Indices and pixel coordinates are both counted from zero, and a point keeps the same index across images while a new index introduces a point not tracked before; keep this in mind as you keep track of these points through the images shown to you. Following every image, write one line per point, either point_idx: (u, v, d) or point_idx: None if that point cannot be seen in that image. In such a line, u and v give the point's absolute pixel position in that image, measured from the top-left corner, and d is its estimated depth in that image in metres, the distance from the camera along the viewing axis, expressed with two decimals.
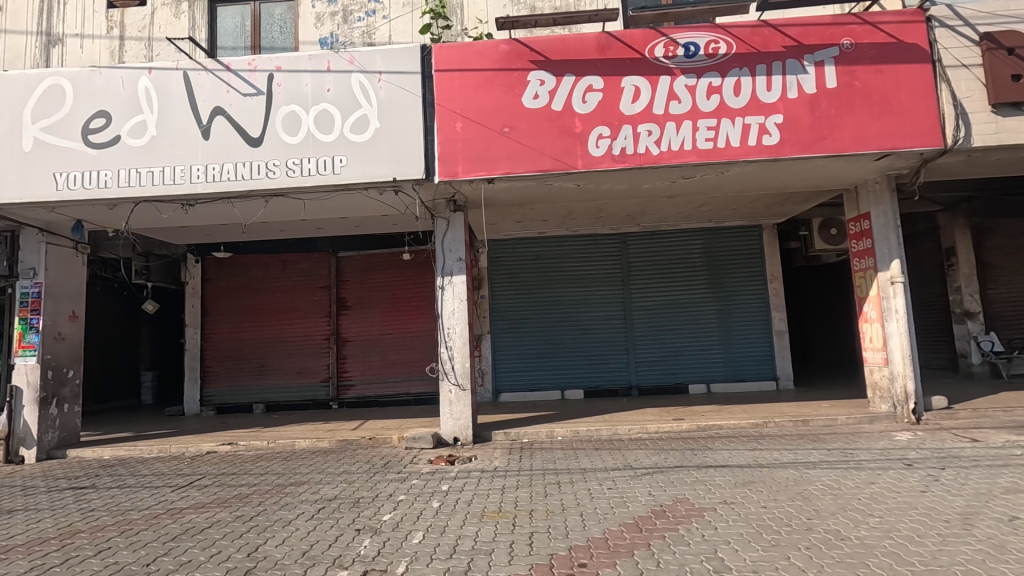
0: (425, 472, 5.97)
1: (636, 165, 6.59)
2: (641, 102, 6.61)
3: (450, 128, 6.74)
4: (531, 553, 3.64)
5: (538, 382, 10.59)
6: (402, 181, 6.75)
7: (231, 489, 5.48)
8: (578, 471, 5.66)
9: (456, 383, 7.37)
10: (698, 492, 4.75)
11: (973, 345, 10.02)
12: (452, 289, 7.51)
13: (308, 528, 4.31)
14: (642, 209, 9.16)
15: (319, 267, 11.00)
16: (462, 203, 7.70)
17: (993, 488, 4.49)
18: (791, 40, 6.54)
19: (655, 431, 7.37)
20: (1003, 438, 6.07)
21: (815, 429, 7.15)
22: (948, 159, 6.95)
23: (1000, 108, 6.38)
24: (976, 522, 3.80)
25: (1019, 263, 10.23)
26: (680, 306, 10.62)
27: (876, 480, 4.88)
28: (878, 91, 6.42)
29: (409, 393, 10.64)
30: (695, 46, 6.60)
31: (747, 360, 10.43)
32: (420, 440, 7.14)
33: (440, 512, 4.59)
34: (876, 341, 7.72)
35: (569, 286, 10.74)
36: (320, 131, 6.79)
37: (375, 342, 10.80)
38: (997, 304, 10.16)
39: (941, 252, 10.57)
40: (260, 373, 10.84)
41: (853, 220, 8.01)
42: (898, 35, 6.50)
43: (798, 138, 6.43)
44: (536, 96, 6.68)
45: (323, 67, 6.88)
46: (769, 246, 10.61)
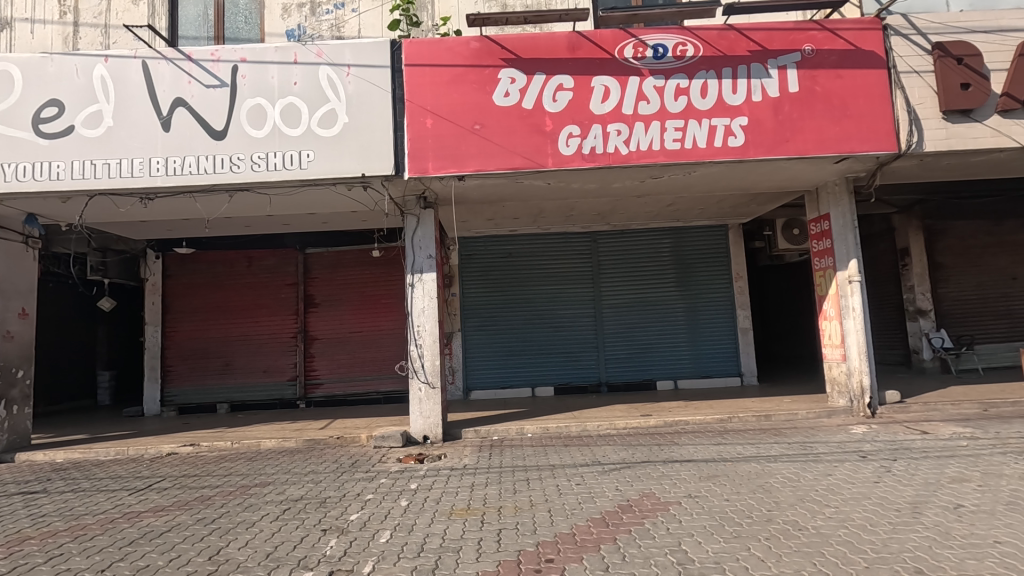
0: (393, 472, 5.92)
1: (605, 165, 6.66)
2: (611, 102, 6.68)
3: (420, 124, 6.68)
4: (499, 550, 3.66)
5: (508, 380, 10.61)
6: (371, 176, 6.66)
7: (192, 492, 5.33)
8: (547, 468, 5.69)
9: (425, 381, 7.33)
10: (665, 487, 4.84)
11: (924, 342, 10.46)
12: (422, 286, 7.45)
13: (272, 529, 4.23)
14: (612, 208, 9.28)
15: (286, 264, 10.77)
16: (433, 199, 7.67)
17: (940, 478, 4.71)
18: (756, 45, 6.70)
19: (622, 427, 7.49)
20: (951, 431, 6.36)
21: (777, 423, 7.37)
22: (903, 163, 7.23)
23: (950, 115, 6.66)
24: (924, 511, 3.98)
25: (968, 263, 10.70)
26: (649, 304, 10.78)
27: (833, 472, 5.06)
28: (838, 96, 6.64)
29: (378, 391, 10.53)
30: (663, 47, 6.70)
31: (714, 356, 10.66)
32: (389, 439, 7.08)
33: (408, 511, 4.56)
34: (834, 338, 7.98)
35: (540, 284, 10.79)
36: (286, 125, 6.66)
37: (343, 340, 10.65)
38: (947, 302, 10.61)
39: (896, 253, 11.00)
40: (224, 373, 10.57)
41: (814, 220, 8.27)
42: (857, 42, 6.73)
43: (762, 140, 6.60)
44: (507, 94, 6.69)
45: (290, 59, 6.74)
46: (735, 245, 10.87)
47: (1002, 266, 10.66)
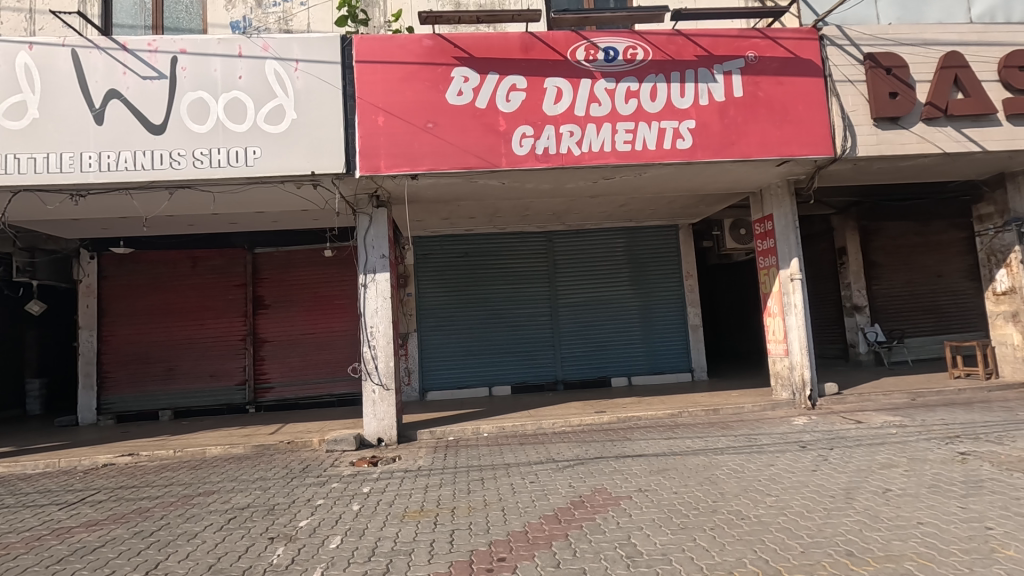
0: (346, 475, 5.81)
1: (558, 165, 6.73)
2: (563, 103, 6.75)
3: (371, 122, 6.56)
4: (452, 551, 3.65)
5: (465, 379, 10.58)
6: (321, 175, 6.51)
7: (129, 504, 5.07)
8: (502, 467, 5.72)
9: (379, 383, 7.22)
10: (616, 481, 4.95)
11: (861, 336, 11.04)
12: (375, 287, 7.34)
13: (216, 539, 4.08)
14: (567, 208, 9.40)
15: (233, 265, 10.40)
16: (385, 198, 7.55)
17: (871, 465, 4.99)
18: (702, 50, 6.91)
19: (577, 423, 7.59)
20: (882, 420, 6.76)
21: (725, 416, 7.65)
22: (838, 167, 7.62)
23: (880, 122, 7.07)
24: (856, 496, 4.22)
25: (899, 262, 11.37)
26: (603, 302, 10.96)
27: (775, 462, 5.28)
28: (779, 101, 6.93)
29: (332, 393, 10.30)
30: (614, 50, 6.82)
31: (666, 352, 10.95)
32: (342, 442, 6.94)
33: (360, 515, 4.49)
34: (778, 334, 8.32)
35: (496, 283, 10.81)
36: (231, 121, 6.42)
37: (295, 341, 10.38)
38: (880, 298, 11.26)
39: (835, 252, 11.57)
40: (167, 378, 10.10)
41: (758, 221, 8.59)
42: (796, 51, 7.04)
43: (708, 143, 6.81)
44: (460, 93, 6.66)
45: (234, 52, 6.50)
46: (685, 245, 11.19)
47: (929, 265, 11.38)
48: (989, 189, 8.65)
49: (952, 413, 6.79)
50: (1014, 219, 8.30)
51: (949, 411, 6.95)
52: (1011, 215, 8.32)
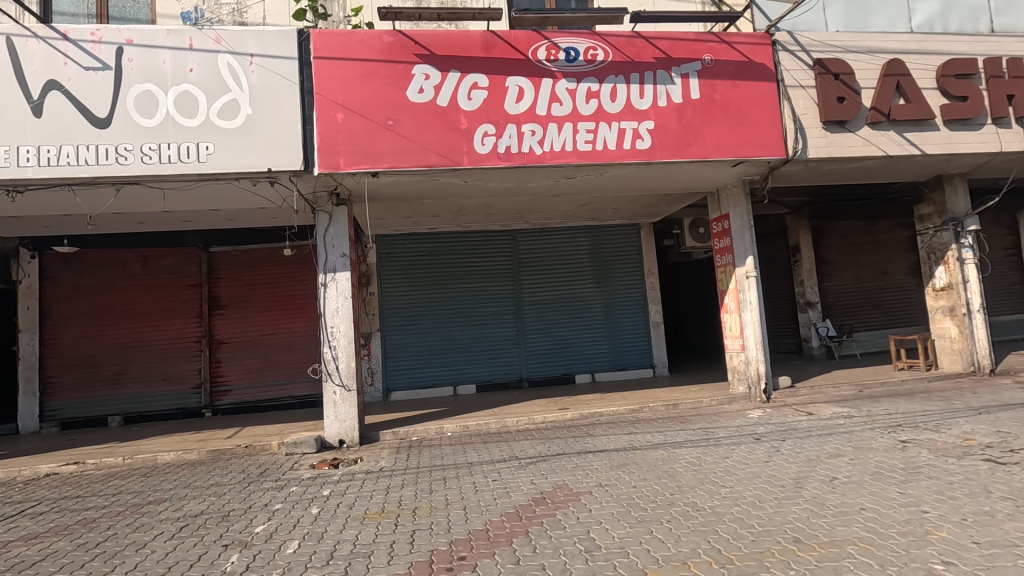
0: (305, 478, 5.70)
1: (520, 164, 6.76)
2: (525, 102, 6.78)
3: (330, 118, 6.45)
4: (412, 551, 3.63)
5: (429, 379, 10.51)
6: (278, 172, 6.36)
7: (73, 515, 4.84)
8: (465, 466, 5.71)
9: (340, 384, 7.10)
10: (577, 477, 5.02)
11: (813, 331, 11.48)
12: (335, 286, 7.21)
13: (167, 549, 3.95)
14: (531, 207, 9.44)
15: (187, 264, 10.05)
16: (345, 196, 7.43)
17: (820, 454, 5.21)
18: (661, 52, 7.04)
19: (541, 421, 7.65)
20: (831, 411, 7.05)
21: (684, 411, 7.84)
22: (790, 168, 7.89)
23: (829, 125, 7.36)
24: (805, 485, 4.39)
25: (848, 260, 11.86)
26: (567, 300, 11.06)
27: (730, 454, 5.45)
28: (735, 104, 7.12)
29: (293, 395, 10.10)
30: (575, 51, 6.89)
31: (629, 349, 11.13)
32: (302, 445, 6.81)
33: (319, 518, 4.41)
34: (734, 330, 8.57)
35: (460, 282, 10.77)
36: (181, 115, 6.20)
37: (254, 343, 10.12)
38: (831, 295, 11.72)
39: (789, 250, 11.98)
40: (117, 382, 9.69)
41: (716, 220, 8.82)
42: (750, 55, 7.25)
43: (666, 144, 6.95)
44: (420, 90, 6.61)
45: (184, 44, 6.28)
46: (647, 244, 11.40)
47: (876, 262, 11.91)
48: (929, 190, 9.10)
49: (895, 404, 7.13)
50: (951, 219, 8.74)
51: (893, 402, 7.30)
52: (949, 215, 8.76)
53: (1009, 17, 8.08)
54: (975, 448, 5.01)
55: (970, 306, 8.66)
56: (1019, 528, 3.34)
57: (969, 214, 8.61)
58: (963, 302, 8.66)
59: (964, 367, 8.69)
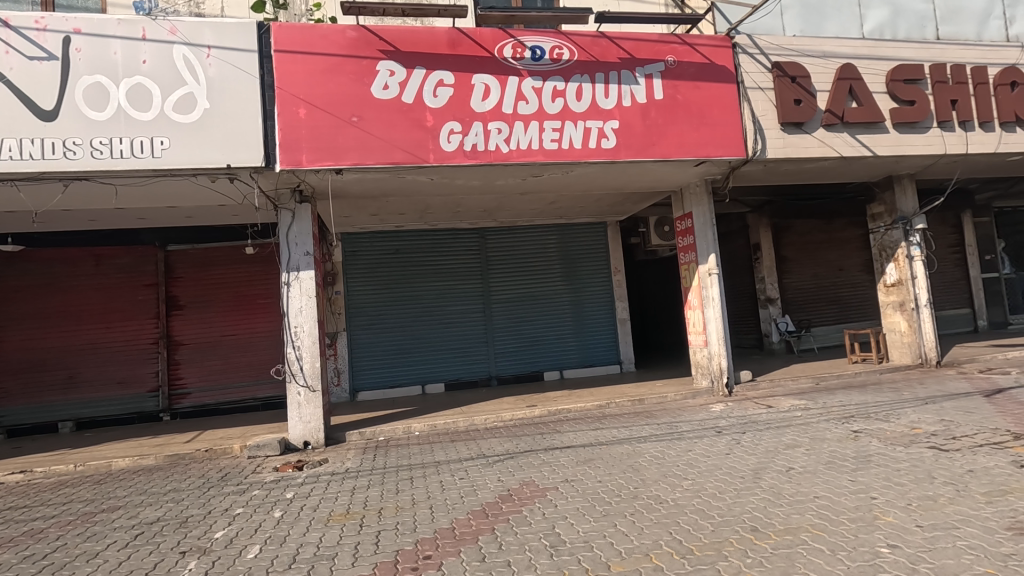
0: (268, 481, 5.58)
1: (486, 163, 6.76)
2: (491, 100, 6.78)
3: (292, 114, 6.31)
4: (376, 552, 3.60)
5: (397, 378, 10.41)
6: (237, 169, 6.20)
7: (18, 526, 4.62)
8: (432, 465, 5.68)
9: (305, 385, 6.98)
10: (544, 474, 5.05)
11: (773, 326, 11.83)
12: (299, 285, 7.07)
13: (121, 558, 3.81)
14: (498, 205, 9.45)
15: (143, 263, 9.69)
16: (309, 193, 7.29)
17: (778, 446, 5.38)
18: (625, 53, 7.13)
19: (509, 418, 7.68)
20: (789, 404, 7.28)
21: (649, 406, 7.99)
22: (750, 168, 8.10)
23: (786, 126, 7.59)
24: (763, 475, 4.53)
25: (806, 257, 12.26)
26: (535, 298, 11.11)
27: (693, 447, 5.58)
28: (697, 105, 7.28)
29: (256, 397, 9.88)
30: (541, 50, 6.92)
31: (596, 346, 11.26)
32: (265, 447, 6.67)
33: (281, 522, 4.33)
34: (698, 326, 8.76)
35: (428, 280, 10.70)
36: (134, 108, 5.98)
37: (215, 344, 9.85)
38: (790, 291, 12.10)
39: (750, 247, 12.31)
40: (68, 387, 9.28)
41: (680, 218, 8.99)
42: (712, 57, 7.41)
43: (631, 143, 7.06)
44: (385, 86, 6.53)
45: (137, 34, 6.05)
46: (614, 242, 11.55)
47: (832, 260, 12.35)
48: (881, 190, 9.48)
49: (849, 396, 7.42)
50: (901, 218, 9.12)
51: (847, 394, 7.60)
52: (899, 214, 9.15)
53: (954, 25, 8.46)
54: (922, 437, 5.26)
55: (918, 301, 9.06)
56: (959, 512, 3.53)
57: (917, 213, 9.01)
58: (911, 297, 9.06)
59: (913, 359, 9.10)
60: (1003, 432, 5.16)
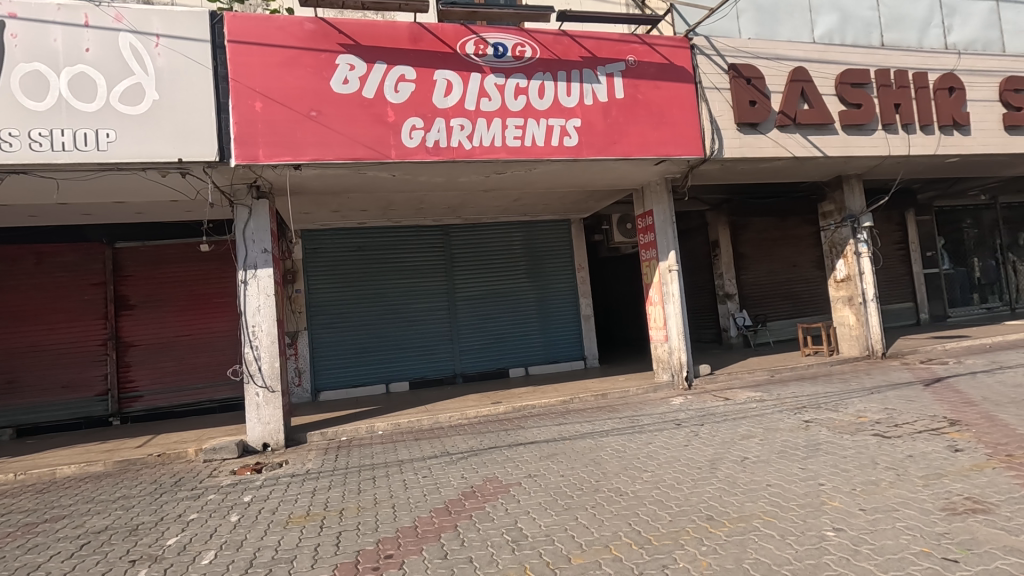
0: (225, 485, 5.43)
1: (448, 159, 6.72)
2: (453, 96, 6.74)
3: (248, 107, 6.14)
4: (336, 554, 3.55)
5: (360, 377, 10.27)
6: (190, 163, 5.99)
7: None
8: (395, 464, 5.64)
9: (264, 386, 6.81)
10: (507, 470, 5.07)
11: (732, 321, 12.18)
12: (256, 284, 6.88)
13: (64, 570, 3.64)
14: (462, 202, 9.42)
15: (89, 261, 9.25)
16: (266, 189, 7.11)
17: (734, 436, 5.56)
18: (587, 52, 7.20)
19: (473, 415, 7.68)
20: (745, 396, 7.52)
21: (612, 400, 8.12)
22: (708, 167, 8.31)
23: (742, 127, 7.82)
24: (719, 465, 4.68)
25: (762, 254, 12.66)
26: (500, 295, 11.13)
27: (653, 440, 5.71)
28: (656, 104, 7.41)
29: (213, 399, 9.59)
30: (503, 47, 6.91)
31: (561, 342, 11.36)
32: (222, 451, 6.46)
33: (238, 526, 4.22)
34: (658, 322, 8.94)
35: (391, 278, 10.58)
36: (77, 99, 5.69)
37: (168, 345, 9.50)
38: (747, 287, 12.48)
39: (709, 244, 12.62)
40: (7, 392, 8.77)
41: (641, 216, 9.15)
42: (671, 58, 7.56)
43: (593, 141, 7.14)
44: (345, 81, 6.42)
45: (79, 21, 5.76)
46: (577, 239, 11.66)
47: (786, 256, 12.79)
48: (831, 190, 9.87)
49: (801, 387, 7.72)
50: (849, 216, 9.51)
51: (800, 385, 7.91)
52: (847, 213, 9.53)
53: (897, 32, 8.86)
54: (867, 425, 5.52)
55: (865, 295, 9.47)
56: (899, 495, 3.72)
57: (865, 211, 9.40)
58: (859, 292, 9.45)
59: (860, 351, 9.52)
60: (940, 418, 5.47)
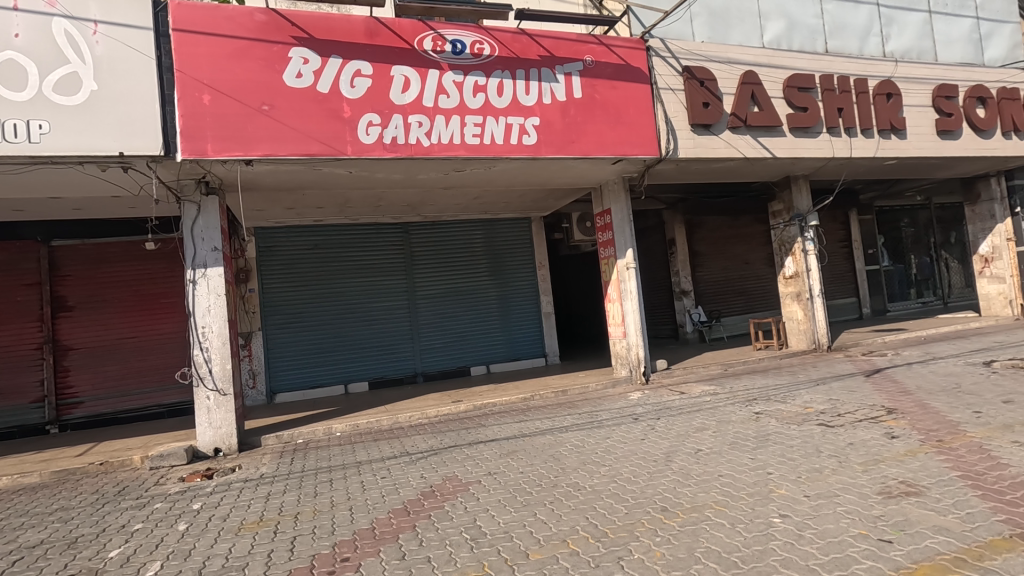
0: (172, 493, 5.22)
1: (406, 156, 6.64)
2: (411, 93, 6.66)
3: (196, 100, 5.90)
4: (291, 559, 3.47)
5: (318, 378, 10.04)
6: (132, 157, 5.72)
7: None
8: (353, 466, 5.54)
9: (215, 388, 6.58)
10: (467, 468, 5.06)
11: (688, 317, 12.50)
12: (206, 283, 6.64)
13: None
14: (421, 200, 9.33)
15: (22, 260, 8.70)
16: (216, 185, 6.85)
17: (689, 429, 5.72)
18: (545, 50, 7.24)
19: (434, 414, 7.63)
20: (700, 390, 7.75)
21: (572, 396, 8.21)
22: (664, 167, 8.50)
23: (696, 128, 8.03)
24: (674, 458, 4.80)
25: (716, 252, 13.04)
26: (461, 293, 11.08)
27: (611, 435, 5.81)
28: (613, 104, 7.53)
29: (161, 404, 9.20)
30: (461, 44, 6.87)
31: (522, 339, 11.41)
32: (170, 457, 6.19)
33: (186, 535, 4.07)
34: (617, 318, 9.08)
35: (349, 276, 10.39)
36: (6, 87, 5.35)
37: (111, 348, 9.05)
38: (702, 284, 12.83)
39: (666, 243, 12.91)
40: None
41: (599, 215, 9.27)
42: (627, 59, 7.69)
43: (552, 140, 7.20)
44: (299, 75, 6.26)
45: (7, 3, 5.40)
46: (538, 237, 11.71)
47: (739, 254, 13.23)
48: (780, 190, 10.25)
49: (752, 380, 8.01)
50: (797, 215, 9.90)
51: (751, 378, 8.19)
52: (795, 212, 9.92)
53: (840, 40, 9.27)
54: (813, 415, 5.77)
55: (812, 291, 9.88)
56: (840, 481, 3.91)
57: (811, 211, 9.80)
58: (806, 288, 9.85)
59: (808, 344, 9.93)
60: (879, 408, 5.77)
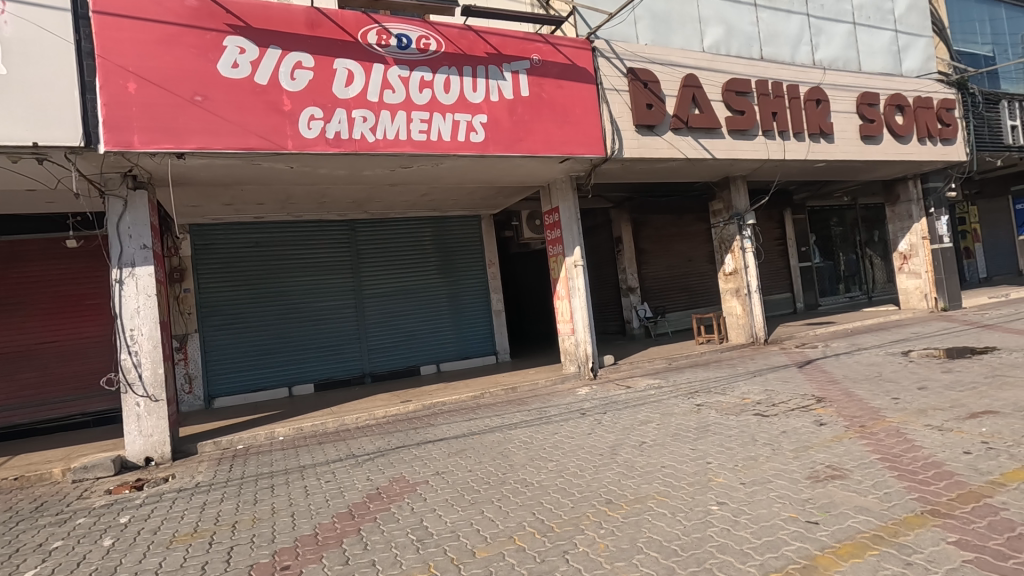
0: (97, 507, 4.89)
1: (351, 151, 6.47)
2: (355, 87, 6.50)
3: (121, 88, 5.55)
4: (227, 570, 3.33)
5: (259, 381, 9.67)
6: (48, 148, 5.31)
7: None
8: (296, 470, 5.37)
9: (145, 395, 6.22)
10: (415, 469, 5.00)
11: (634, 313, 12.80)
12: (134, 283, 6.26)
13: None
14: (368, 196, 9.13)
15: None
16: (145, 179, 6.47)
17: (634, 422, 5.85)
18: (492, 48, 7.23)
19: (382, 415, 7.49)
20: (645, 383, 7.96)
21: (521, 393, 8.26)
22: (610, 166, 8.66)
23: (640, 128, 8.22)
24: (619, 451, 4.91)
25: (661, 249, 13.42)
26: (410, 292, 10.93)
27: (559, 430, 5.88)
28: (560, 103, 7.61)
29: (86, 412, 8.63)
30: (407, 38, 6.77)
31: (473, 337, 11.38)
32: (95, 469, 5.80)
33: (111, 551, 3.82)
34: (565, 315, 9.19)
35: (293, 275, 10.05)
36: None
37: (28, 353, 8.40)
38: (647, 280, 13.18)
39: (613, 241, 13.16)
40: None
41: (548, 213, 9.34)
42: (574, 59, 7.79)
43: (500, 137, 7.20)
44: (235, 65, 5.99)
45: None
46: (488, 234, 11.70)
47: (682, 251, 13.66)
48: (720, 189, 10.65)
49: (694, 373, 8.30)
50: (736, 215, 10.32)
51: (693, 371, 8.49)
52: (734, 211, 10.33)
53: (773, 47, 9.72)
54: (749, 406, 6.04)
55: (749, 287, 10.33)
56: (773, 467, 4.11)
57: (748, 210, 10.24)
58: (744, 284, 10.29)
59: (746, 338, 10.38)
60: (809, 397, 6.09)
